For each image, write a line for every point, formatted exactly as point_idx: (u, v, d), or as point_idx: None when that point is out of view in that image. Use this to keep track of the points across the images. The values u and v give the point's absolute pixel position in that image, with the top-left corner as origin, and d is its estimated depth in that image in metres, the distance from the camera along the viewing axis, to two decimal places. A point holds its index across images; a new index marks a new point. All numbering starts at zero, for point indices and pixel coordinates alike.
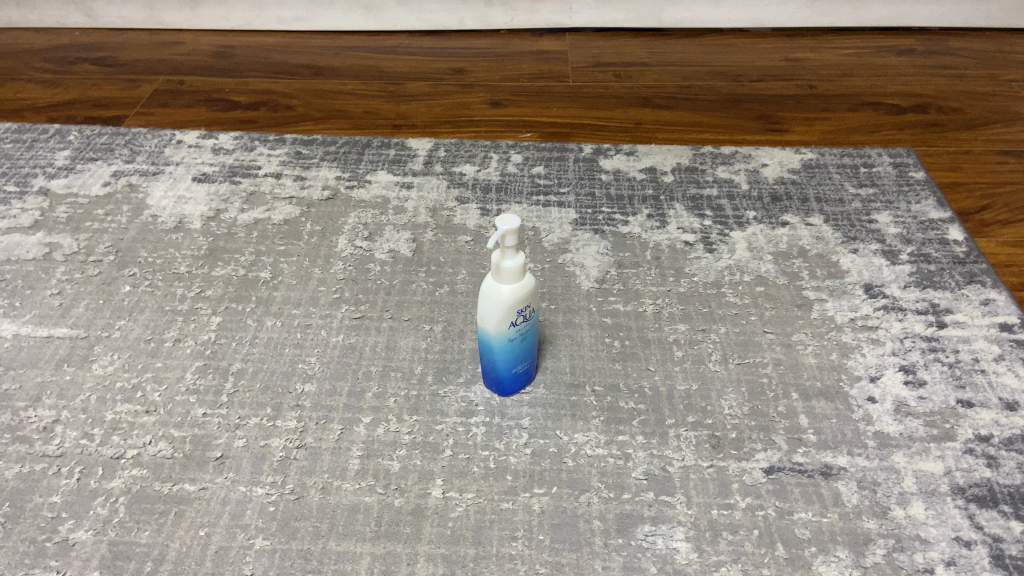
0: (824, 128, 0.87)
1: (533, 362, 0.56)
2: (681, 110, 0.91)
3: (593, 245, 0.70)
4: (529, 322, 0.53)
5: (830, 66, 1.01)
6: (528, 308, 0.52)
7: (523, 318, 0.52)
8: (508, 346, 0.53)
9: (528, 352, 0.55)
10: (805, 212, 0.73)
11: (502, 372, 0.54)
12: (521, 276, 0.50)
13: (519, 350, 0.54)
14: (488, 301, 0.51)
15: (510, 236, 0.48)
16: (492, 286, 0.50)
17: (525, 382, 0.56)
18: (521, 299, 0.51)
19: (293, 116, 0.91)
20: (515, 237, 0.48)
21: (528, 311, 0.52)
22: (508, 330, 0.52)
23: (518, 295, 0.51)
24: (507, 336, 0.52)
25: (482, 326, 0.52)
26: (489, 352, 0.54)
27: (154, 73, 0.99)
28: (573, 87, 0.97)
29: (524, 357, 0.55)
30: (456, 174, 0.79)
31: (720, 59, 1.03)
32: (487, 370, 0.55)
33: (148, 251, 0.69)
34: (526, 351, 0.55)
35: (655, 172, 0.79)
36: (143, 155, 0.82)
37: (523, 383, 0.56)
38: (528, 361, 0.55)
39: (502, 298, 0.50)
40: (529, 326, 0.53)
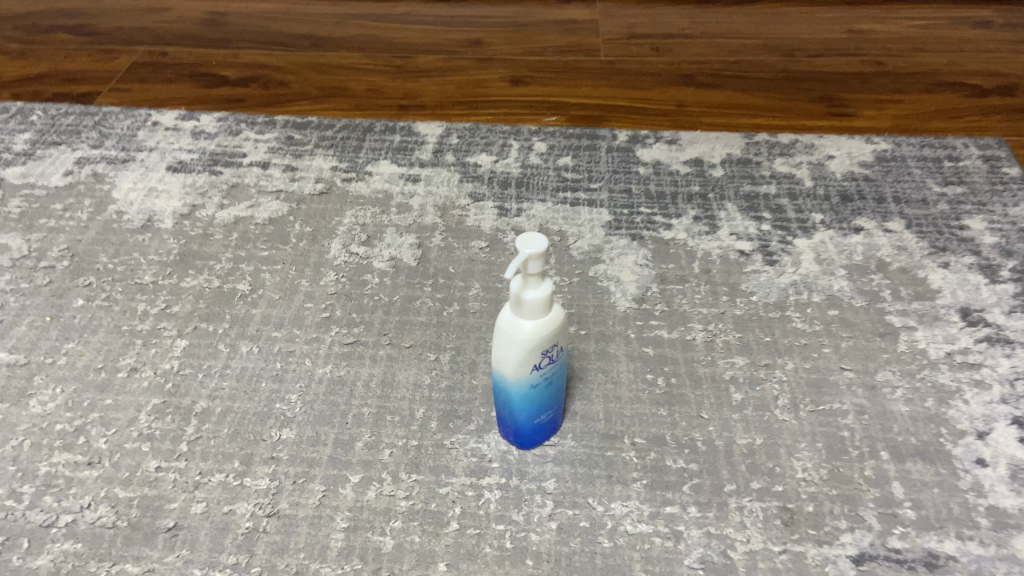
0: (896, 112, 0.75)
1: (559, 409, 0.46)
2: (730, 91, 0.79)
3: (629, 255, 0.59)
4: (554, 365, 0.43)
5: (898, 39, 0.88)
6: (556, 347, 0.42)
7: (549, 359, 0.42)
8: (527, 392, 0.43)
9: (552, 400, 0.44)
10: (882, 216, 0.62)
11: (521, 422, 0.44)
12: (547, 309, 0.40)
13: (541, 399, 0.44)
14: (505, 341, 0.40)
15: (533, 262, 0.37)
16: (511, 321, 0.40)
17: (546, 436, 0.46)
18: (546, 339, 0.40)
19: (287, 93, 0.80)
20: (540, 263, 0.38)
21: (554, 351, 0.42)
22: (529, 375, 0.42)
23: (543, 334, 0.40)
24: (528, 381, 0.42)
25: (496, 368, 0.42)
26: (503, 397, 0.43)
27: (135, 43, 0.88)
28: (604, 63, 0.85)
29: (547, 405, 0.44)
30: (470, 165, 0.69)
31: (773, 30, 0.90)
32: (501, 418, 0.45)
33: (109, 256, 0.59)
34: (550, 399, 0.44)
35: (702, 164, 0.68)
36: (113, 139, 0.71)
37: (545, 438, 0.46)
38: (553, 410, 0.45)
39: (522, 337, 0.40)
40: (554, 369, 0.43)
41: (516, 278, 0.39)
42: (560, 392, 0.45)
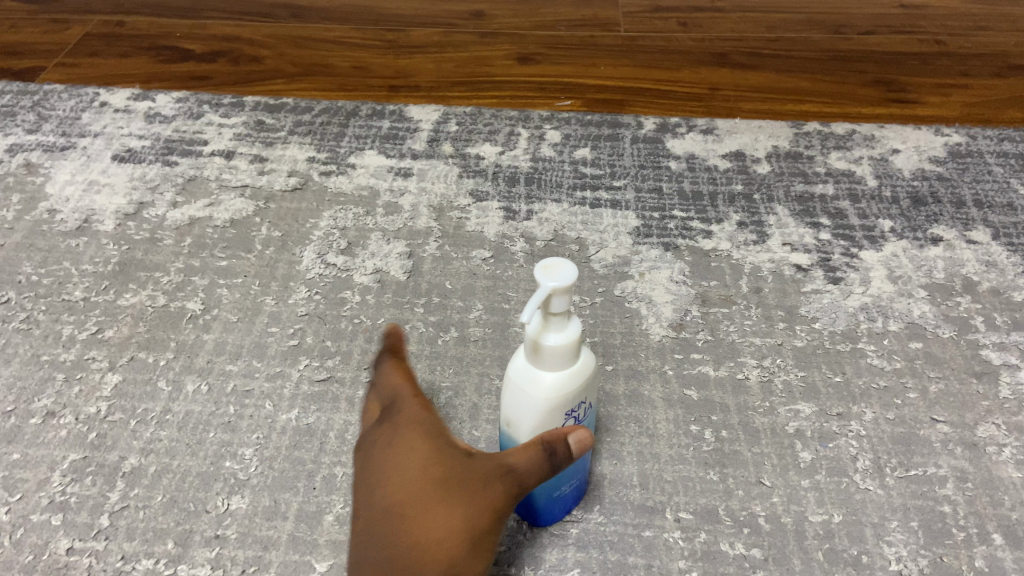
0: (965, 100, 0.65)
1: (584, 475, 0.36)
2: (770, 73, 0.69)
3: (662, 269, 0.49)
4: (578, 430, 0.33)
5: (958, 16, 0.77)
6: (582, 407, 0.32)
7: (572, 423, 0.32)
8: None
9: (573, 470, 0.34)
10: (962, 224, 0.52)
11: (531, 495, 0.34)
12: (573, 359, 0.30)
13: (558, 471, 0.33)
14: (517, 398, 0.31)
15: (555, 297, 0.28)
16: (527, 372, 0.31)
17: (564, 510, 0.36)
18: (571, 397, 0.31)
19: (261, 70, 0.69)
20: (565, 298, 0.28)
21: (580, 412, 0.32)
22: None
23: (566, 392, 0.30)
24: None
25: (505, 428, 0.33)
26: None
27: (89, 12, 0.78)
28: (625, 39, 0.75)
29: (566, 476, 0.34)
30: (471, 157, 0.58)
31: (815, 4, 0.80)
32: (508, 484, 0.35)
33: (34, 265, 0.49)
34: (571, 470, 0.34)
35: (744, 159, 0.58)
36: (53, 121, 0.61)
37: (563, 511, 0.36)
38: (574, 481, 0.35)
39: (538, 396, 0.30)
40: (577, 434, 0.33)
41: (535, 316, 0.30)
42: (584, 458, 0.35)
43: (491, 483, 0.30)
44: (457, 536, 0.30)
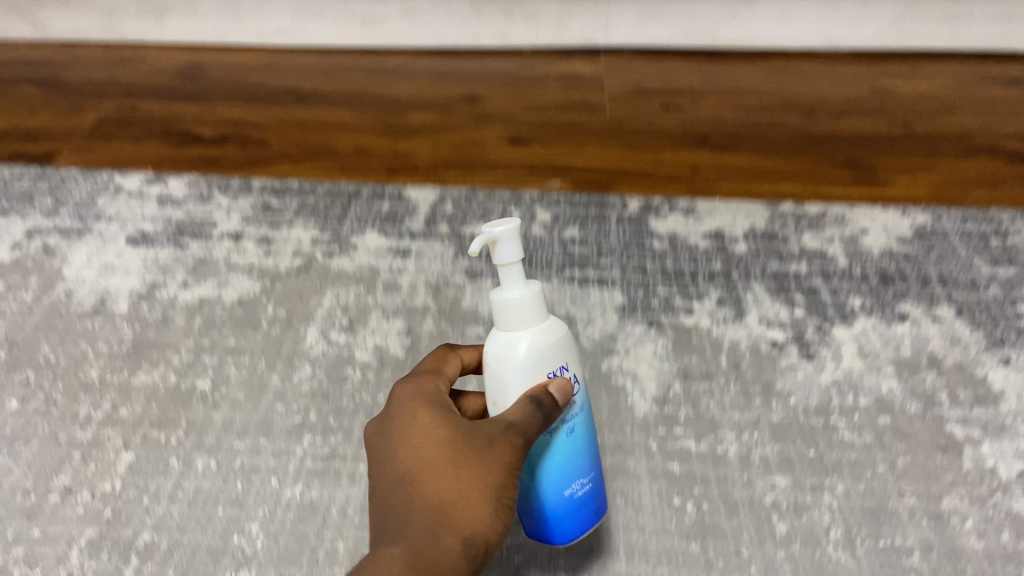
0: (932, 179, 0.68)
1: (592, 484, 0.37)
2: (748, 154, 0.73)
3: (646, 346, 0.52)
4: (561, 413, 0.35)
5: (926, 97, 0.82)
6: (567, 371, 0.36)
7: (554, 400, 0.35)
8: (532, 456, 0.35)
9: (576, 468, 0.36)
10: (928, 301, 0.55)
11: (538, 504, 0.36)
12: (537, 314, 0.35)
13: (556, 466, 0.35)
14: (492, 368, 0.36)
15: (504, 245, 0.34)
16: (502, 340, 0.36)
17: (585, 521, 0.37)
18: (548, 349, 0.35)
19: (267, 153, 0.73)
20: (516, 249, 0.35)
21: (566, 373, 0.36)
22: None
23: (535, 347, 0.35)
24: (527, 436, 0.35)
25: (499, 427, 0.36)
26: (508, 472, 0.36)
27: (104, 97, 0.82)
28: (611, 122, 0.80)
29: (568, 477, 0.35)
30: (466, 237, 0.62)
31: (791, 87, 0.85)
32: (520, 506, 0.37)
33: (52, 346, 0.52)
34: (572, 466, 0.36)
35: (723, 238, 0.62)
36: (69, 205, 0.64)
37: (584, 521, 0.37)
38: (581, 484, 0.36)
39: (520, 349, 0.35)
40: (564, 415, 0.35)
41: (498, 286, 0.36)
42: (586, 457, 0.36)
43: (503, 431, 0.33)
44: (475, 484, 0.33)
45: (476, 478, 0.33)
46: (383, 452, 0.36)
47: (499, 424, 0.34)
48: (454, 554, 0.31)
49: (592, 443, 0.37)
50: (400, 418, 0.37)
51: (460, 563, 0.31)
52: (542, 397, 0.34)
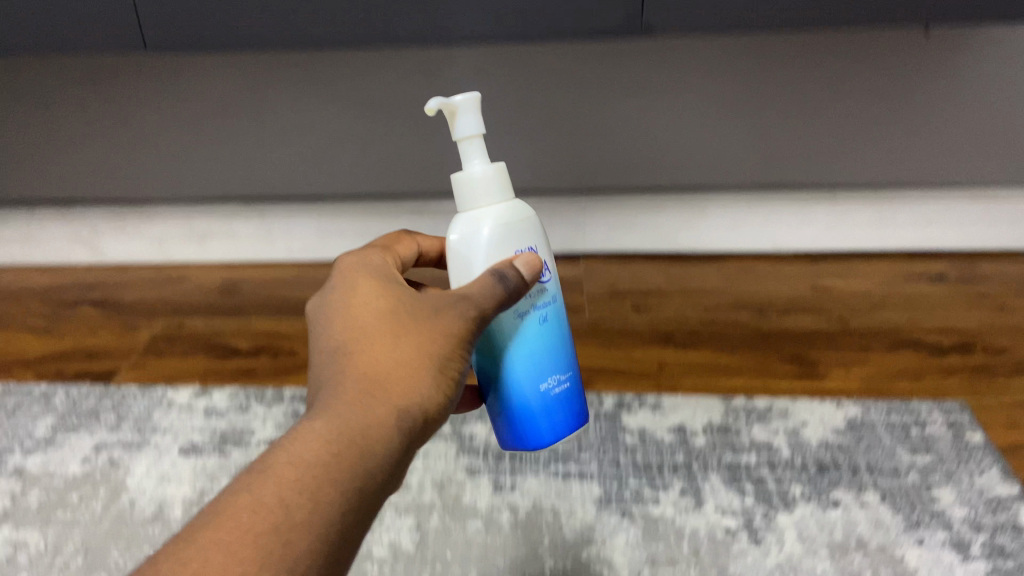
0: (863, 373, 0.80)
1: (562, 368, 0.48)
2: (708, 352, 0.86)
3: (619, 535, 0.62)
4: (541, 310, 0.46)
5: (861, 295, 0.95)
6: (545, 269, 0.47)
7: (535, 299, 0.46)
8: (524, 354, 0.46)
9: (557, 360, 0.47)
10: (857, 488, 0.65)
11: (522, 401, 0.47)
12: (498, 188, 0.45)
13: (542, 359, 0.47)
14: (462, 226, 0.45)
15: (465, 114, 0.44)
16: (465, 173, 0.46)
17: (568, 416, 0.49)
18: (514, 227, 0.45)
19: (296, 361, 0.85)
20: (475, 118, 0.45)
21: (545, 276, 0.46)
22: (514, 321, 0.45)
23: (500, 214, 0.45)
24: (517, 332, 0.46)
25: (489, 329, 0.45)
26: (503, 376, 0.46)
27: (155, 314, 0.96)
28: (590, 324, 0.92)
29: (544, 374, 0.47)
30: (466, 436, 0.73)
31: (745, 288, 0.99)
32: (503, 409, 0.48)
33: (120, 551, 0.61)
34: (554, 361, 0.47)
35: (685, 431, 0.73)
36: (129, 421, 0.75)
37: (568, 420, 0.49)
38: (563, 377, 0.48)
39: (491, 238, 0.44)
40: (538, 308, 0.46)
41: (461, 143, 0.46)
42: (563, 354, 0.48)
43: (432, 324, 0.43)
44: (405, 365, 0.41)
45: (408, 360, 0.41)
46: (319, 339, 0.44)
47: (439, 302, 0.44)
48: (391, 416, 0.39)
49: (561, 349, 0.48)
50: (336, 297, 0.45)
51: (395, 421, 0.39)
52: (506, 272, 0.43)
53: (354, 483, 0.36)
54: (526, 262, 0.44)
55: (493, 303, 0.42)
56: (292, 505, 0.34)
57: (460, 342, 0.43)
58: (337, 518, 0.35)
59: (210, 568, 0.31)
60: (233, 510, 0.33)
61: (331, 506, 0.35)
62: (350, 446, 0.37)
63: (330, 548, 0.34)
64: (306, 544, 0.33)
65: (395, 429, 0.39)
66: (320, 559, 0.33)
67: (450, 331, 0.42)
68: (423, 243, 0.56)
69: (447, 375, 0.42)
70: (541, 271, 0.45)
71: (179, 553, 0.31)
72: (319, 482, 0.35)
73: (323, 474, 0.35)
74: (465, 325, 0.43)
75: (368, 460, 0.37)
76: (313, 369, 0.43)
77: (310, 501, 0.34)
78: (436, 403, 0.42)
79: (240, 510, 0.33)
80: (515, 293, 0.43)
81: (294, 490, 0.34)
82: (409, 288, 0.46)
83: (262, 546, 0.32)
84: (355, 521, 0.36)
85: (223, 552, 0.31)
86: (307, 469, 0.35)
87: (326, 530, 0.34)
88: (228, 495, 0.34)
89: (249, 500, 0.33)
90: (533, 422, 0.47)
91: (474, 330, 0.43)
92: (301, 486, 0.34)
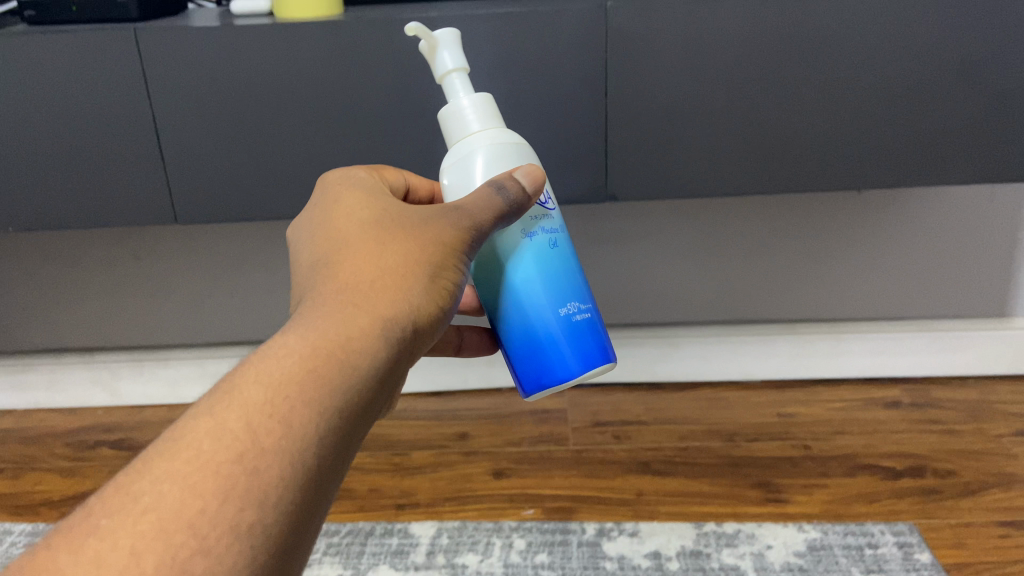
0: (824, 496, 0.88)
1: (576, 294, 0.50)
2: (682, 478, 0.93)
3: None
4: (550, 234, 0.50)
5: (822, 422, 1.03)
6: (547, 199, 0.51)
7: (541, 222, 0.50)
8: (540, 274, 0.49)
9: (574, 291, 0.50)
10: None
11: (539, 324, 0.49)
12: (484, 111, 0.51)
13: (558, 283, 0.49)
14: (458, 152, 0.50)
15: (446, 47, 0.51)
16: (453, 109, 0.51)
17: (592, 345, 0.50)
18: (505, 143, 0.50)
19: None
20: (454, 53, 0.52)
21: (547, 204, 0.51)
22: (521, 238, 0.49)
23: (492, 136, 0.50)
24: (529, 250, 0.49)
25: (497, 240, 0.49)
26: (522, 300, 0.49)
27: None
28: (573, 452, 0.99)
29: (556, 294, 0.49)
30: (459, 565, 0.80)
31: (717, 415, 1.07)
32: (521, 340, 0.49)
33: None
34: (572, 290, 0.50)
35: (660, 556, 0.79)
36: None
37: (593, 350, 0.50)
38: (582, 305, 0.50)
39: (482, 138, 0.50)
40: (545, 229, 0.50)
41: (446, 84, 0.52)
42: (579, 286, 0.51)
43: (416, 231, 0.44)
44: (388, 272, 0.42)
45: (393, 271, 0.42)
46: (306, 249, 0.45)
47: (429, 213, 0.45)
48: (373, 327, 0.39)
49: (571, 273, 0.50)
50: (322, 213, 0.47)
51: (380, 331, 0.39)
52: (504, 184, 0.46)
53: (330, 401, 0.36)
54: (528, 172, 0.47)
55: (489, 214, 0.45)
56: (260, 431, 0.34)
57: (450, 251, 0.44)
58: (309, 443, 0.34)
59: (164, 502, 0.31)
60: (192, 438, 0.33)
61: (307, 427, 0.35)
62: (326, 362, 0.37)
63: (302, 471, 0.34)
64: (275, 472, 0.33)
65: (379, 342, 0.39)
66: (289, 485, 0.33)
67: (438, 240, 0.44)
68: (409, 178, 0.57)
69: (439, 285, 0.43)
70: (544, 186, 0.49)
71: (133, 486, 0.31)
72: (291, 403, 0.35)
73: (295, 394, 0.35)
74: (454, 232, 0.44)
75: (348, 376, 0.37)
76: (298, 279, 0.44)
77: (280, 425, 0.34)
78: (427, 314, 0.42)
79: (200, 438, 0.33)
80: (516, 205, 0.46)
81: (263, 413, 0.34)
82: (397, 201, 0.47)
83: (226, 476, 0.32)
84: (334, 441, 0.36)
85: (178, 484, 0.31)
86: (277, 390, 0.35)
87: (297, 454, 0.34)
88: (191, 423, 0.34)
89: (212, 427, 0.34)
90: (552, 347, 0.49)
91: (470, 238, 0.45)
92: (269, 410, 0.34)
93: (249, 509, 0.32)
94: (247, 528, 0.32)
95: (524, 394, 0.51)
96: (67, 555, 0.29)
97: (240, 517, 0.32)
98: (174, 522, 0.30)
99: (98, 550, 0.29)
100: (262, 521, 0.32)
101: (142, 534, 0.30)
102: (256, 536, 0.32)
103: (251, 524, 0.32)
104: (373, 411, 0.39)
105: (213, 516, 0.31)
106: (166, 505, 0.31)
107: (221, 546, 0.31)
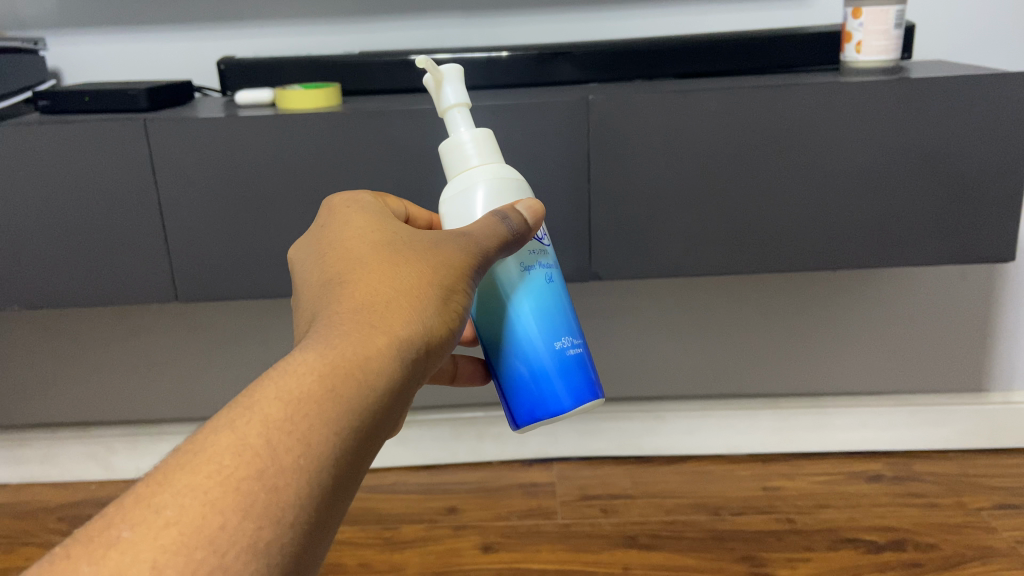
0: (807, 570, 0.90)
1: (568, 328, 0.53)
2: (669, 551, 0.95)
3: None
4: (547, 270, 0.53)
5: (806, 495, 1.05)
6: (544, 235, 0.54)
7: (539, 258, 0.53)
8: (537, 308, 0.52)
9: (567, 326, 0.53)
10: None
11: (535, 356, 0.52)
12: (486, 146, 0.54)
13: (552, 318, 0.52)
14: (459, 185, 0.53)
15: (450, 83, 0.55)
16: (455, 144, 0.54)
17: (583, 380, 0.53)
18: (506, 175, 0.53)
19: None
20: (457, 87, 0.55)
21: (545, 240, 0.54)
22: (520, 272, 0.52)
23: (490, 170, 0.53)
24: (528, 284, 0.52)
25: (497, 273, 0.51)
26: (519, 332, 0.52)
27: None
28: (562, 525, 1.01)
29: (551, 328, 0.52)
30: None
31: (702, 488, 1.09)
32: (517, 372, 0.52)
33: None
34: (566, 326, 0.53)
35: None
36: None
37: (584, 384, 0.53)
38: (575, 341, 0.53)
39: (485, 171, 0.53)
40: (543, 266, 0.53)
41: (449, 118, 0.56)
42: (571, 322, 0.54)
43: (425, 256, 0.46)
44: (401, 292, 0.44)
45: (408, 290, 0.44)
46: (317, 267, 0.47)
47: (439, 238, 0.47)
48: (389, 346, 0.41)
49: (564, 308, 0.54)
50: (333, 234, 0.49)
51: (393, 350, 0.41)
52: (508, 214, 0.49)
53: (346, 420, 0.38)
54: (529, 207, 0.51)
55: (495, 241, 0.48)
56: (278, 448, 0.36)
57: (459, 274, 0.46)
58: (324, 462, 0.37)
59: (186, 516, 0.33)
60: (213, 452, 0.35)
61: (322, 446, 0.37)
62: (343, 380, 0.39)
63: (315, 489, 0.36)
64: (292, 490, 0.35)
65: (394, 361, 0.41)
66: (304, 503, 0.35)
67: (449, 264, 0.46)
68: (410, 206, 0.61)
69: (451, 307, 0.45)
70: (543, 221, 0.52)
71: (155, 498, 0.34)
72: (309, 422, 0.37)
73: (313, 412, 0.37)
74: (464, 256, 0.47)
75: (363, 393, 0.39)
76: (309, 295, 0.46)
77: (298, 444, 0.36)
78: (437, 334, 0.44)
79: (222, 453, 0.35)
80: (519, 235, 0.50)
81: (282, 430, 0.36)
82: (405, 224, 0.50)
83: (246, 492, 0.34)
84: (347, 462, 0.38)
85: (200, 499, 0.34)
86: (296, 408, 0.37)
87: (312, 473, 0.36)
88: (211, 435, 0.36)
89: (233, 442, 0.36)
90: (546, 380, 0.52)
91: (477, 263, 0.48)
92: (288, 427, 0.36)
93: (267, 527, 0.34)
94: (265, 544, 0.34)
95: (517, 425, 0.54)
96: (90, 565, 0.31)
97: (259, 534, 0.34)
98: (195, 537, 0.33)
99: (119, 561, 0.31)
100: (278, 538, 0.34)
101: (164, 548, 0.32)
102: (272, 553, 0.34)
103: (269, 541, 0.34)
104: (384, 428, 0.41)
105: (232, 532, 0.33)
106: (189, 519, 0.33)
107: (239, 564, 0.33)
